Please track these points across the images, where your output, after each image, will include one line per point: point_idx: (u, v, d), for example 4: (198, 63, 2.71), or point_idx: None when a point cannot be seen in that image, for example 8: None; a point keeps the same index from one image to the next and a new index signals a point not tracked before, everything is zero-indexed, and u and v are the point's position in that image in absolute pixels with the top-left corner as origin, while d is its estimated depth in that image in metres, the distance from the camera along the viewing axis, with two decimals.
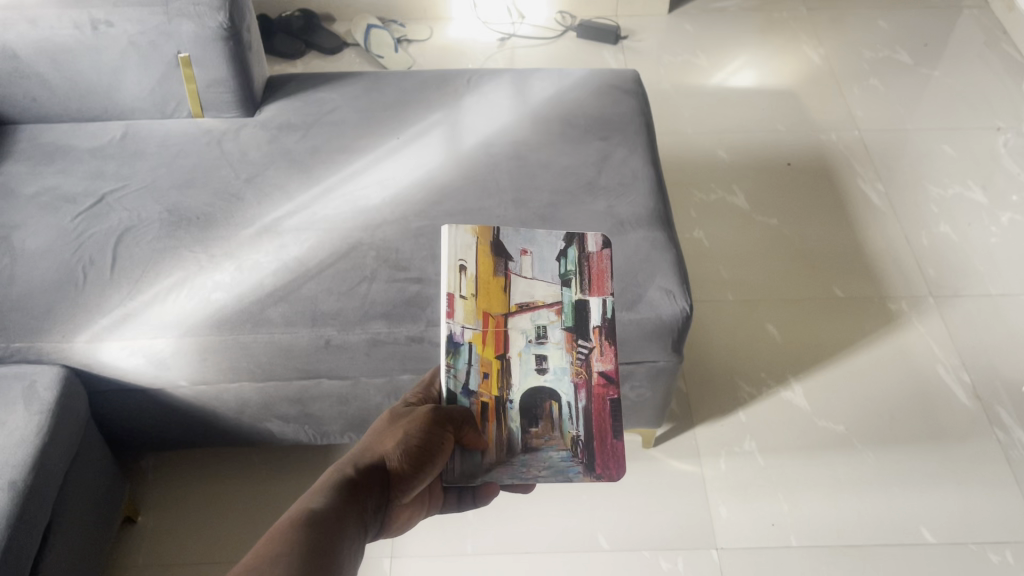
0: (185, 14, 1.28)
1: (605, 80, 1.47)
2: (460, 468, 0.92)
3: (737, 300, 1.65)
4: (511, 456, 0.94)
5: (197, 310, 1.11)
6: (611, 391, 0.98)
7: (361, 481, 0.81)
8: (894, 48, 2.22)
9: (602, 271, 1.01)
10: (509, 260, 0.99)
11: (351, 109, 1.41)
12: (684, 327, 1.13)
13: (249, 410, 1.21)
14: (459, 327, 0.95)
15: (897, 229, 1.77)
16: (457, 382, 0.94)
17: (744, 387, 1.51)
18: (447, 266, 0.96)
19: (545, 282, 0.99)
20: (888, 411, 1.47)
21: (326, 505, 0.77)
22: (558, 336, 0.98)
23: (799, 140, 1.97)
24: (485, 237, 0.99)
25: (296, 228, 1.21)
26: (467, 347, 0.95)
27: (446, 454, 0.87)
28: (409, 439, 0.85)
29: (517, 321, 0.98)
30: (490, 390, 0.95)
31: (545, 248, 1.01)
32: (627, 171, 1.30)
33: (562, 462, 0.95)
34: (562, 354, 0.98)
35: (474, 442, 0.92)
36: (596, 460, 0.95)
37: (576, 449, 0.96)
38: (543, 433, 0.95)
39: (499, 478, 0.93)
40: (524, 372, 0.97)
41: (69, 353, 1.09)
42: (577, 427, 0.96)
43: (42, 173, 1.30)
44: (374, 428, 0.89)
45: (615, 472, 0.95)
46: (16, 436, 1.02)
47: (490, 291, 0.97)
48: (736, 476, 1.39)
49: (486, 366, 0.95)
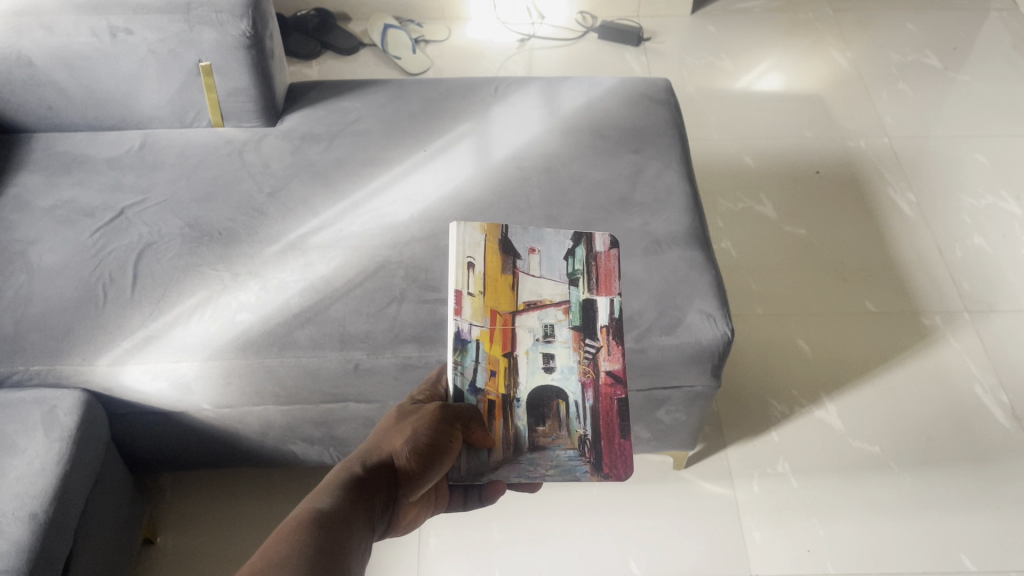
0: (207, 21, 1.23)
1: (636, 89, 1.42)
2: (467, 466, 0.90)
3: (766, 314, 1.61)
4: (517, 454, 0.92)
5: (222, 333, 1.07)
6: (618, 390, 0.96)
7: (369, 479, 0.79)
8: (922, 51, 2.17)
9: (609, 271, 1.02)
10: (517, 259, 0.99)
11: (376, 119, 1.37)
12: (726, 352, 1.09)
13: (273, 433, 1.17)
14: (467, 324, 0.94)
15: (929, 240, 1.72)
16: (464, 379, 0.92)
17: (775, 405, 1.47)
18: (456, 263, 0.96)
19: (553, 281, 0.99)
20: (924, 431, 1.43)
21: (333, 505, 0.75)
22: (565, 335, 0.97)
23: (829, 148, 1.92)
24: (492, 235, 0.99)
25: (322, 246, 1.17)
26: (474, 345, 0.94)
27: (455, 451, 0.85)
28: (417, 437, 0.83)
29: (525, 320, 0.97)
30: (497, 388, 0.94)
31: (553, 248, 1.01)
32: (662, 186, 1.26)
33: (570, 461, 0.93)
34: (569, 354, 0.97)
35: (482, 441, 0.90)
36: (604, 459, 0.94)
37: (584, 448, 0.94)
38: (550, 431, 0.94)
39: (506, 477, 0.92)
40: (531, 371, 0.95)
41: (89, 377, 1.05)
42: (585, 427, 0.95)
43: (58, 185, 1.26)
44: (382, 424, 0.87)
45: (622, 472, 0.94)
46: (36, 465, 0.98)
47: (497, 289, 0.97)
48: (770, 498, 1.36)
49: (493, 364, 0.95)
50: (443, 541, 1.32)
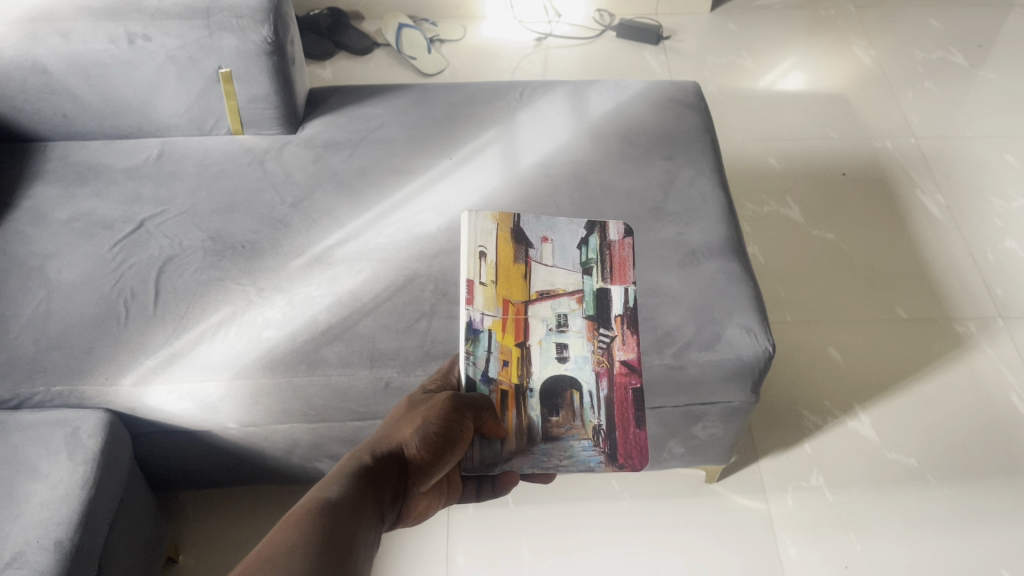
0: (227, 27, 1.19)
1: (666, 93, 1.38)
2: (479, 457, 0.91)
3: (795, 321, 1.57)
4: (531, 444, 0.94)
5: (248, 352, 1.04)
6: (633, 380, 0.97)
7: (377, 469, 0.80)
8: (947, 49, 2.13)
9: (623, 260, 1.03)
10: (529, 248, 1.00)
11: (399, 126, 1.33)
12: (767, 367, 1.06)
13: (300, 451, 1.14)
14: (478, 314, 0.94)
15: (960, 244, 1.69)
16: (476, 369, 0.92)
17: (808, 416, 1.44)
18: (467, 252, 0.95)
19: (566, 270, 1.00)
20: (962, 442, 1.39)
21: (341, 494, 0.76)
22: (579, 325, 0.98)
23: (855, 149, 1.88)
24: (504, 223, 1.00)
25: (348, 258, 1.14)
26: (486, 334, 0.94)
27: (466, 442, 0.86)
28: (426, 428, 0.84)
29: (538, 309, 0.97)
30: (510, 377, 0.94)
31: (566, 237, 1.03)
32: (696, 194, 1.22)
33: (583, 452, 0.94)
34: (582, 343, 0.97)
35: (494, 430, 0.91)
36: (618, 450, 0.95)
37: (598, 438, 0.94)
38: (564, 421, 0.95)
39: (519, 467, 0.92)
40: (545, 361, 0.95)
41: (112, 398, 1.02)
42: (598, 417, 0.95)
43: (75, 196, 1.23)
44: (394, 414, 0.88)
45: (637, 462, 0.94)
46: (61, 489, 0.95)
47: (510, 278, 0.97)
48: (805, 513, 1.33)
49: (506, 354, 0.95)
50: (472, 557, 1.29)
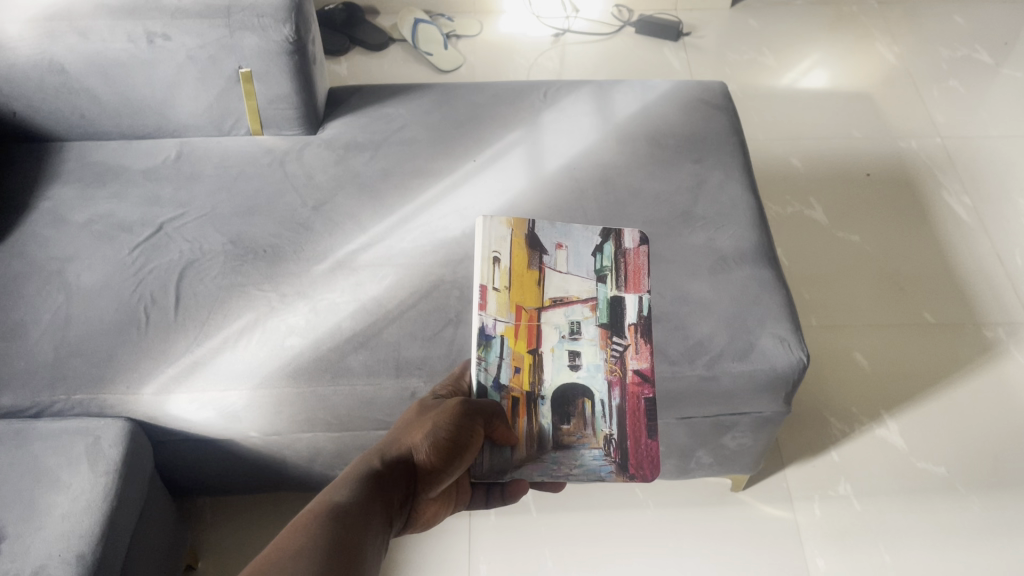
0: (248, 26, 1.16)
1: (694, 94, 1.35)
2: (490, 463, 0.92)
3: (821, 326, 1.55)
4: (541, 452, 0.94)
5: (271, 359, 1.02)
6: (645, 390, 0.96)
7: (386, 473, 0.80)
8: (972, 46, 2.09)
9: (637, 268, 1.02)
10: (543, 254, 1.00)
11: (422, 126, 1.31)
12: (801, 378, 1.04)
13: (322, 459, 1.12)
14: (491, 320, 0.95)
15: (989, 246, 1.66)
16: (488, 375, 0.93)
17: (834, 422, 1.42)
18: (481, 257, 0.97)
19: (580, 277, 1.00)
20: (993, 451, 1.37)
21: (349, 498, 0.75)
22: (592, 332, 0.97)
23: (879, 149, 1.85)
24: (519, 229, 1.00)
25: (372, 264, 1.11)
26: (498, 341, 0.94)
27: (475, 447, 0.85)
28: (436, 433, 0.83)
29: (550, 316, 0.97)
30: (522, 384, 0.94)
31: (581, 243, 1.03)
32: (726, 199, 1.19)
33: (594, 461, 0.94)
34: (595, 351, 0.96)
35: (504, 438, 0.91)
36: (629, 459, 0.94)
37: (609, 448, 0.94)
38: (574, 430, 0.94)
39: (529, 475, 0.93)
40: (557, 368, 0.95)
41: (134, 406, 1.00)
42: (610, 426, 0.94)
43: (94, 198, 1.21)
44: (403, 419, 0.88)
45: (649, 472, 0.94)
46: (81, 501, 0.92)
47: (523, 284, 0.97)
48: (833, 523, 1.30)
49: (518, 361, 0.95)
50: (494, 566, 1.27)
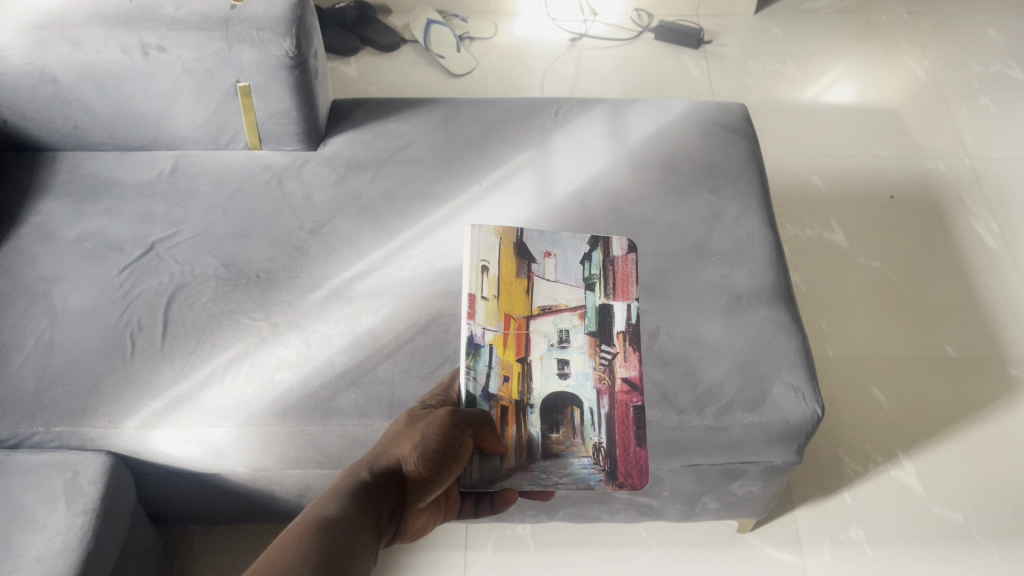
0: (247, 40, 1.11)
1: (712, 117, 1.29)
2: (478, 472, 0.86)
3: (836, 357, 1.49)
4: (531, 460, 0.87)
5: (260, 395, 0.97)
6: (634, 398, 0.91)
7: (375, 486, 0.75)
8: (1006, 62, 2.01)
9: (626, 275, 0.99)
10: (532, 262, 0.96)
11: (427, 145, 1.25)
12: (814, 431, 0.98)
13: (312, 494, 1.08)
14: (480, 329, 0.90)
15: (1017, 278, 1.59)
16: (476, 385, 0.88)
17: (848, 461, 1.36)
18: (470, 266, 0.93)
19: (569, 285, 0.96)
20: (1013, 499, 1.31)
21: (337, 513, 0.71)
22: (581, 340, 0.93)
23: (904, 169, 1.78)
24: (508, 238, 0.96)
25: (369, 293, 1.07)
26: (488, 350, 0.90)
27: (464, 459, 0.80)
28: (425, 443, 0.78)
29: (539, 324, 0.93)
30: (511, 393, 0.89)
31: (569, 251, 0.99)
32: (742, 232, 1.14)
33: (584, 470, 0.88)
34: (584, 359, 0.92)
35: (493, 446, 0.85)
36: (618, 468, 0.88)
37: (598, 456, 0.89)
38: (564, 439, 0.89)
39: (518, 484, 0.87)
40: (546, 377, 0.91)
41: (116, 440, 0.96)
42: (600, 434, 0.89)
43: (85, 214, 1.16)
44: (392, 429, 0.83)
45: (638, 482, 0.88)
46: (57, 543, 0.89)
47: (512, 293, 0.93)
48: (843, 570, 1.25)
49: (506, 369, 0.90)
50: None
